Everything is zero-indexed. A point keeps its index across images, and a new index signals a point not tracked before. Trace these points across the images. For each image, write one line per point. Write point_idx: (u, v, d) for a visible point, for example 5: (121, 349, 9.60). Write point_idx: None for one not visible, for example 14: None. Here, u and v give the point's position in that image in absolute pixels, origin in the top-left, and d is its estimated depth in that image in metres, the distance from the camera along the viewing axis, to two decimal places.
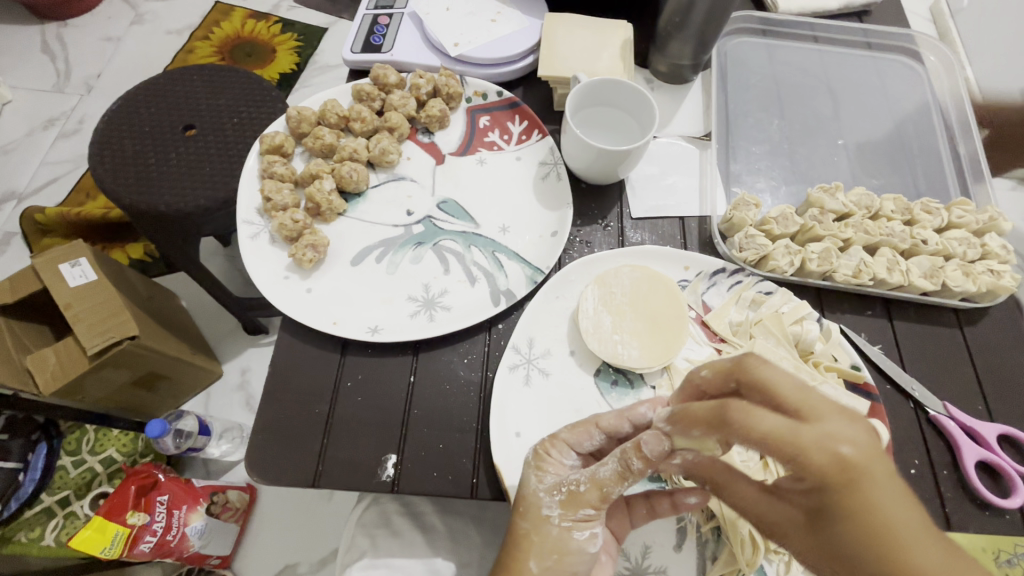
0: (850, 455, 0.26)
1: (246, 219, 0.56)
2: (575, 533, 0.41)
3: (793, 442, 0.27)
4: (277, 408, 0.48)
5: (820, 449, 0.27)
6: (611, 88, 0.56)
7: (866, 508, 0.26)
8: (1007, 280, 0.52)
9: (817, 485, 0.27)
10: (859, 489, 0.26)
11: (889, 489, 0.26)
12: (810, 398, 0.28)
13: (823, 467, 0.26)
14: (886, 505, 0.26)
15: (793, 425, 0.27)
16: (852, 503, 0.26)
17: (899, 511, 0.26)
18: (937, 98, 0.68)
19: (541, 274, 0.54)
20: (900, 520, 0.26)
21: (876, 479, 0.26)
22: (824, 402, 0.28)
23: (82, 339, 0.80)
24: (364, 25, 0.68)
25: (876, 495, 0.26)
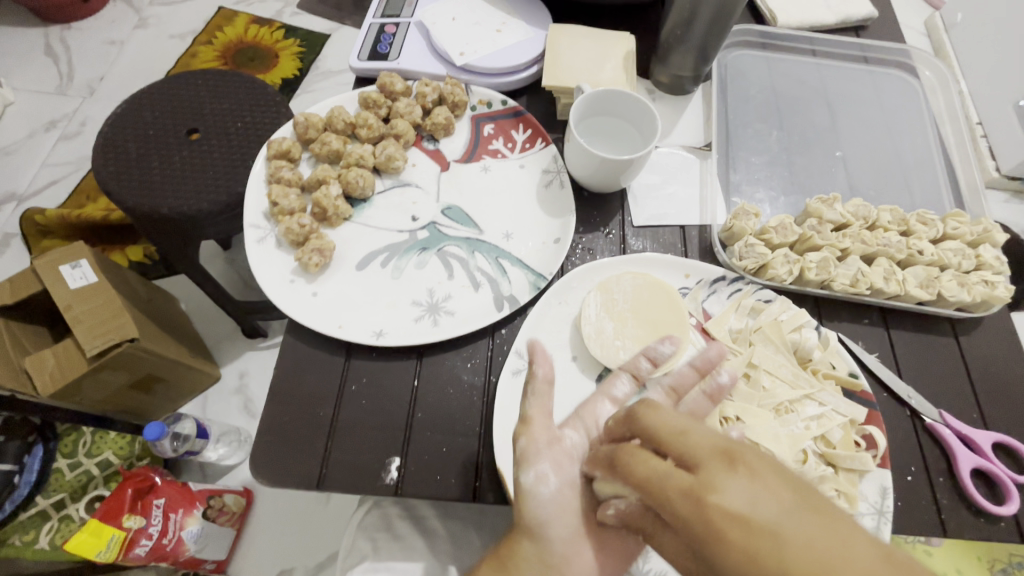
0: (731, 496, 0.23)
1: (253, 223, 0.57)
2: (521, 478, 0.38)
3: (659, 486, 0.26)
4: (282, 409, 0.49)
5: (676, 486, 0.25)
6: (613, 98, 0.57)
7: (754, 537, 0.22)
8: (1001, 290, 0.53)
9: (698, 537, 0.23)
10: (746, 526, 0.22)
11: (771, 512, 0.22)
12: (701, 446, 0.26)
13: (688, 517, 0.24)
14: (772, 530, 0.22)
15: (663, 473, 0.26)
16: (726, 537, 0.22)
17: (807, 537, 0.21)
18: (932, 111, 0.70)
19: (543, 280, 0.55)
20: (802, 546, 0.21)
21: (733, 491, 0.23)
22: (711, 445, 0.26)
23: (82, 341, 0.80)
24: (370, 34, 0.69)
25: (761, 525, 0.22)
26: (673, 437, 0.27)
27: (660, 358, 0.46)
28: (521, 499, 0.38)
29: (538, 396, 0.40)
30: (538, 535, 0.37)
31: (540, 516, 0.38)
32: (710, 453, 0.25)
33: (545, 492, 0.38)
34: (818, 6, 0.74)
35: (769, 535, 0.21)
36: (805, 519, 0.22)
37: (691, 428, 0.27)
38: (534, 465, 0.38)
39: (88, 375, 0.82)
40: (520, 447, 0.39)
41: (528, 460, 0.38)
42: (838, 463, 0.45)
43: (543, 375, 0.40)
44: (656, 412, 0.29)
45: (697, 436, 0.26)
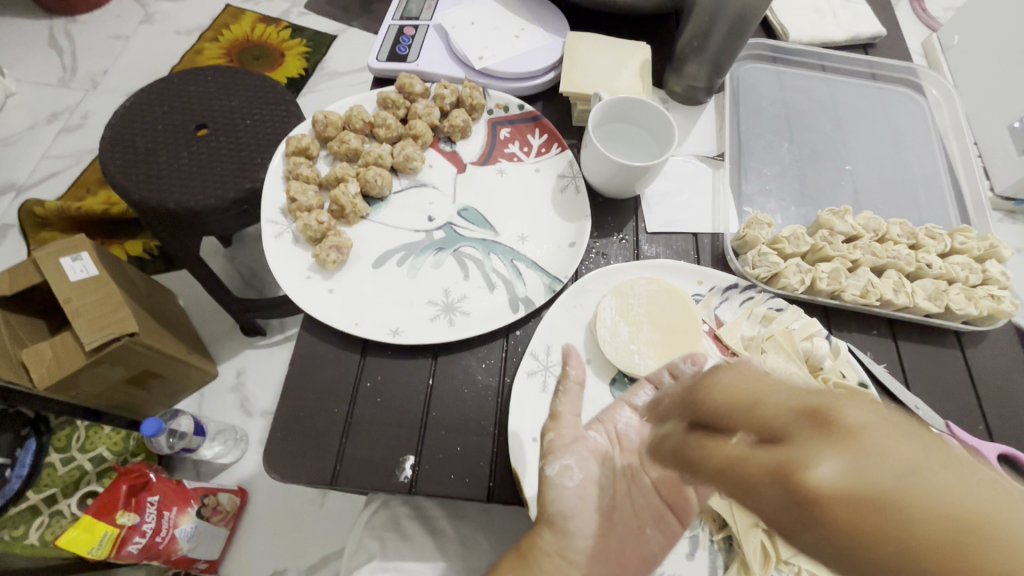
0: (834, 464, 0.19)
1: (270, 218, 0.57)
2: (547, 469, 0.42)
3: (743, 470, 0.22)
4: (296, 403, 0.49)
5: (761, 463, 0.21)
6: (631, 106, 0.58)
7: (867, 510, 0.18)
8: (1007, 305, 0.54)
9: (802, 518, 0.19)
10: (858, 498, 0.18)
11: (893, 474, 0.18)
12: (780, 414, 0.22)
13: (784, 495, 0.20)
14: (889, 493, 0.18)
15: (743, 452, 0.23)
16: (835, 515, 0.18)
17: (934, 498, 0.18)
18: (938, 128, 0.71)
19: (558, 283, 0.55)
20: (933, 501, 0.17)
21: (836, 455, 0.19)
22: (792, 411, 0.22)
23: (81, 334, 0.79)
24: (389, 35, 0.69)
25: (879, 492, 0.18)
26: (745, 409, 0.25)
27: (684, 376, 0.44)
28: (545, 489, 0.41)
29: (569, 395, 0.46)
30: (562, 529, 0.40)
31: (562, 508, 0.40)
32: (792, 419, 0.22)
33: (569, 485, 0.41)
34: (828, 23, 0.75)
35: (893, 505, 0.18)
36: (928, 473, 0.18)
37: (767, 396, 0.24)
38: (560, 457, 0.42)
39: (86, 369, 0.81)
40: (548, 441, 0.44)
41: (554, 453, 0.42)
42: None
43: (575, 376, 0.46)
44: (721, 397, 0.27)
45: (774, 405, 0.23)
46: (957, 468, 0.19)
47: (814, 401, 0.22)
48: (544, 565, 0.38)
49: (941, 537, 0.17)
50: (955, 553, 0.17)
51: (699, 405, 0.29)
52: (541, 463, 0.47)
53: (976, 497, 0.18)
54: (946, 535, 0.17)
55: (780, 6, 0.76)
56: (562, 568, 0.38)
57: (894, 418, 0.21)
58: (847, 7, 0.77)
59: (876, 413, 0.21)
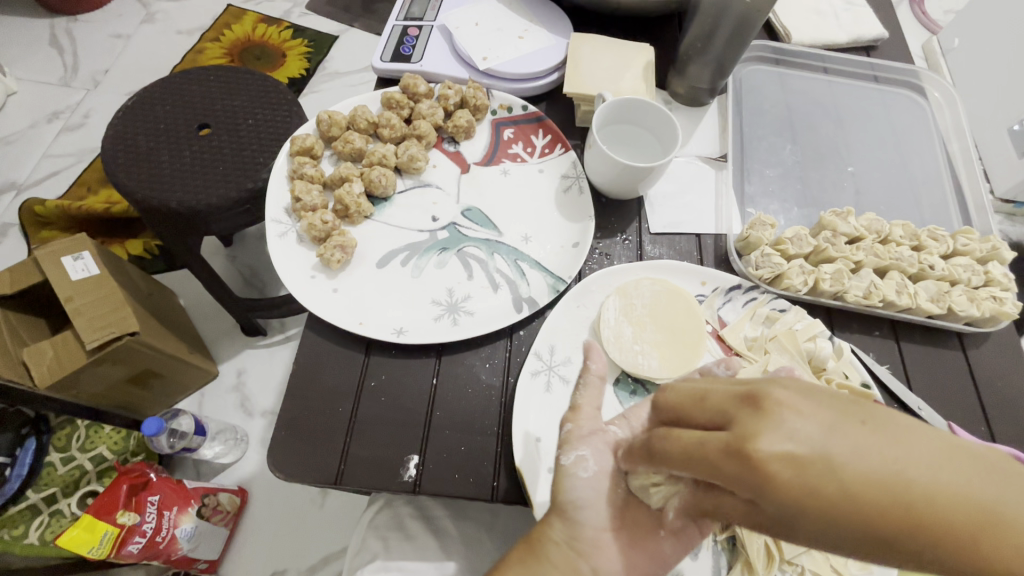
0: (775, 440, 0.23)
1: (275, 218, 0.57)
2: (562, 458, 0.42)
3: (701, 457, 0.25)
4: (301, 403, 0.49)
5: (715, 450, 0.24)
6: (636, 107, 0.59)
7: (808, 471, 0.22)
8: (1009, 307, 0.54)
9: (754, 491, 0.23)
10: (796, 464, 0.22)
11: (817, 440, 0.22)
12: (725, 402, 0.26)
13: (740, 475, 0.23)
14: (823, 455, 0.22)
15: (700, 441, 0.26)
16: (783, 480, 0.22)
17: (855, 451, 0.22)
18: (939, 129, 0.71)
19: (562, 283, 0.55)
20: (854, 458, 0.22)
21: (773, 434, 0.23)
22: (732, 399, 0.26)
23: (82, 333, 0.79)
24: (393, 36, 0.69)
25: (813, 458, 0.22)
26: (695, 406, 0.28)
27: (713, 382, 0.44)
28: (559, 477, 0.41)
29: (589, 389, 0.44)
30: (571, 519, 0.40)
31: (576, 498, 0.41)
32: (735, 405, 0.25)
33: (582, 476, 0.41)
34: (830, 25, 0.75)
35: (823, 463, 0.22)
36: (844, 432, 0.22)
37: (708, 389, 0.28)
38: (575, 447, 0.42)
39: (87, 368, 0.81)
40: (565, 431, 0.43)
41: (570, 443, 0.42)
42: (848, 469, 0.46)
43: (597, 370, 0.44)
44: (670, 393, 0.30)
45: (716, 397, 0.27)
46: (876, 417, 0.23)
47: (747, 386, 0.26)
48: (553, 556, 0.39)
49: (863, 478, 0.21)
50: (879, 487, 0.21)
51: (656, 403, 0.31)
52: (545, 463, 0.47)
53: (891, 442, 0.22)
54: (871, 482, 0.21)
55: (782, 8, 0.77)
56: (573, 559, 0.39)
57: (816, 383, 0.24)
58: (849, 9, 0.77)
59: (798, 385, 0.24)
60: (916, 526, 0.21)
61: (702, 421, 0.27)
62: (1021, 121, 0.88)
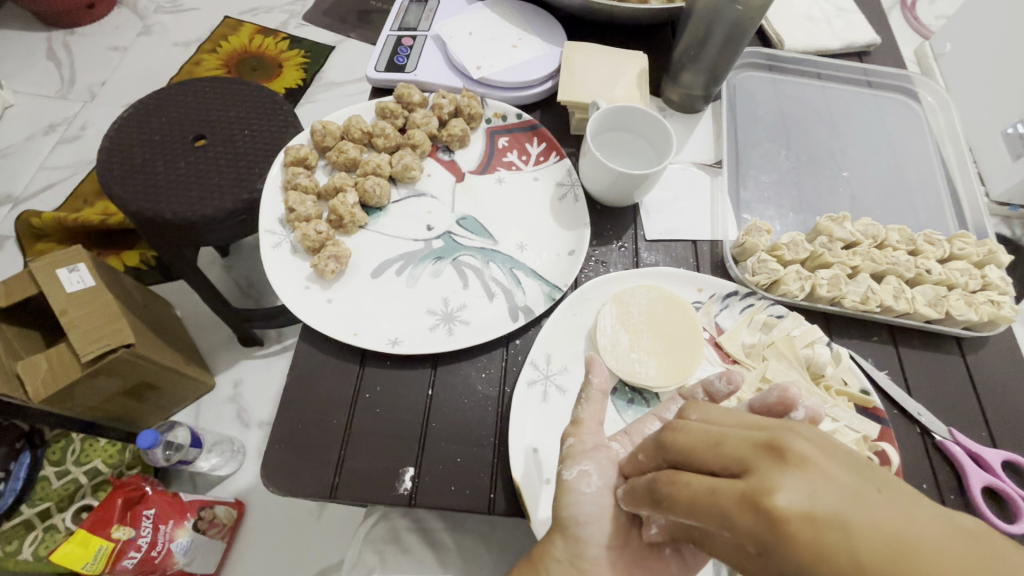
0: (794, 495, 0.24)
1: (268, 229, 0.56)
2: (565, 473, 0.41)
3: (712, 503, 0.26)
4: (295, 415, 0.48)
5: (731, 498, 0.25)
6: (630, 114, 0.58)
7: (821, 528, 0.22)
8: (1007, 310, 0.53)
9: (766, 545, 0.24)
10: (811, 522, 0.23)
11: (836, 502, 0.23)
12: (744, 451, 0.27)
13: (755, 525, 0.24)
14: (837, 516, 0.23)
15: (713, 488, 0.26)
16: (801, 539, 0.23)
17: (870, 517, 0.23)
18: (932, 132, 0.72)
19: (558, 291, 0.55)
20: (869, 523, 0.23)
21: (793, 489, 0.24)
22: (751, 445, 0.27)
23: (77, 347, 0.78)
24: (387, 46, 0.69)
25: (829, 516, 0.23)
26: (709, 450, 0.28)
27: (716, 397, 0.43)
28: (562, 493, 0.41)
29: (591, 404, 0.43)
30: (569, 532, 0.40)
31: (578, 513, 0.40)
32: (756, 454, 0.26)
33: (585, 491, 0.40)
34: (823, 31, 0.76)
35: (838, 525, 0.22)
36: (863, 501, 0.23)
37: (724, 433, 0.29)
38: (578, 462, 0.41)
39: (83, 381, 0.80)
40: (568, 446, 0.42)
41: (573, 458, 0.41)
42: None
43: (598, 385, 0.44)
44: (681, 435, 0.31)
45: (732, 443, 0.28)
46: (886, 488, 0.24)
47: (768, 435, 0.27)
48: (554, 572, 0.38)
49: (877, 551, 0.22)
50: (893, 561, 0.22)
51: (666, 444, 0.31)
52: (543, 474, 0.47)
53: (914, 527, 0.23)
54: (884, 551, 0.22)
55: (774, 15, 0.77)
56: (572, 575, 0.39)
57: (833, 446, 0.26)
58: (842, 15, 0.77)
59: (817, 444, 0.26)
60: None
61: (716, 466, 0.28)
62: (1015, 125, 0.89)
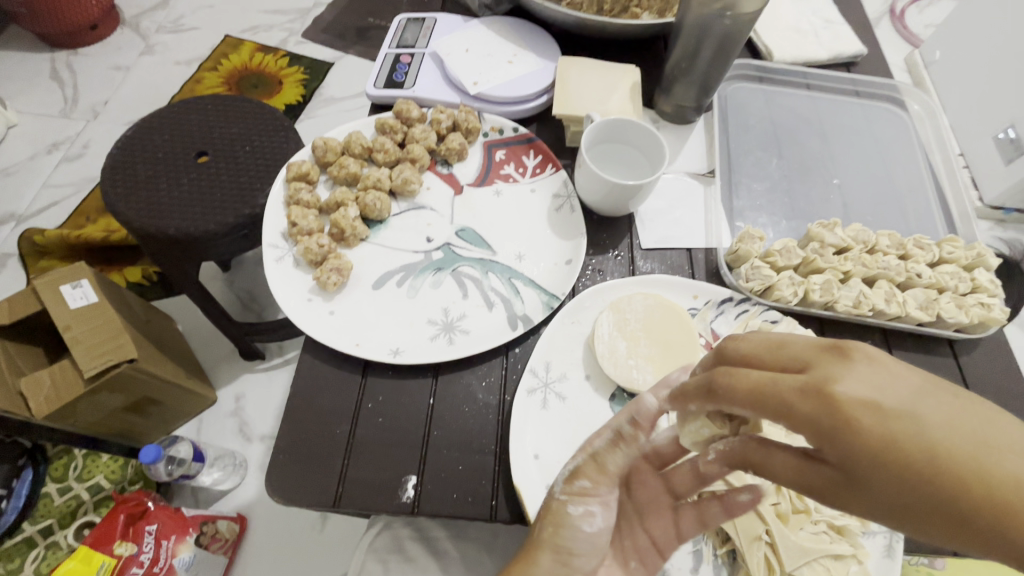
0: (858, 386, 0.27)
1: (271, 243, 0.58)
2: (570, 507, 0.42)
3: (770, 394, 0.28)
4: (299, 425, 0.49)
5: (792, 387, 0.28)
6: (624, 127, 0.60)
7: (885, 415, 0.26)
8: (997, 312, 0.54)
9: (827, 432, 0.26)
10: (875, 410, 0.26)
11: (903, 398, 0.26)
12: (808, 352, 0.30)
13: (817, 410, 0.27)
14: (902, 409, 0.26)
15: (772, 379, 0.29)
16: (866, 421, 0.26)
17: (938, 416, 0.26)
18: (921, 137, 0.73)
19: (556, 300, 0.56)
20: (935, 422, 0.25)
21: (857, 380, 0.27)
22: (818, 349, 0.29)
23: (81, 362, 0.79)
24: (386, 64, 0.71)
25: (893, 407, 0.26)
26: (772, 355, 0.31)
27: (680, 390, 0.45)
28: (562, 526, 0.42)
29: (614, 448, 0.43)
30: None
31: (573, 547, 0.43)
32: (820, 354, 0.29)
33: (584, 528, 0.42)
34: (810, 43, 0.78)
35: (906, 416, 0.26)
36: (932, 400, 0.26)
37: (787, 339, 0.31)
38: (585, 502, 0.42)
39: (85, 397, 0.81)
40: (578, 482, 0.43)
41: (582, 496, 0.42)
42: None
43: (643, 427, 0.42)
44: (741, 343, 0.33)
45: (797, 346, 0.30)
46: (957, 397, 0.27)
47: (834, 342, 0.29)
48: None
49: (945, 444, 0.25)
50: (961, 458, 0.24)
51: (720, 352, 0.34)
52: (544, 480, 0.47)
53: (973, 427, 0.25)
54: (951, 448, 0.25)
55: (763, 28, 0.79)
56: None
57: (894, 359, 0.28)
58: (828, 27, 0.79)
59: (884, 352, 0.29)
60: (983, 500, 0.24)
61: (774, 367, 0.31)
62: (1005, 130, 0.98)
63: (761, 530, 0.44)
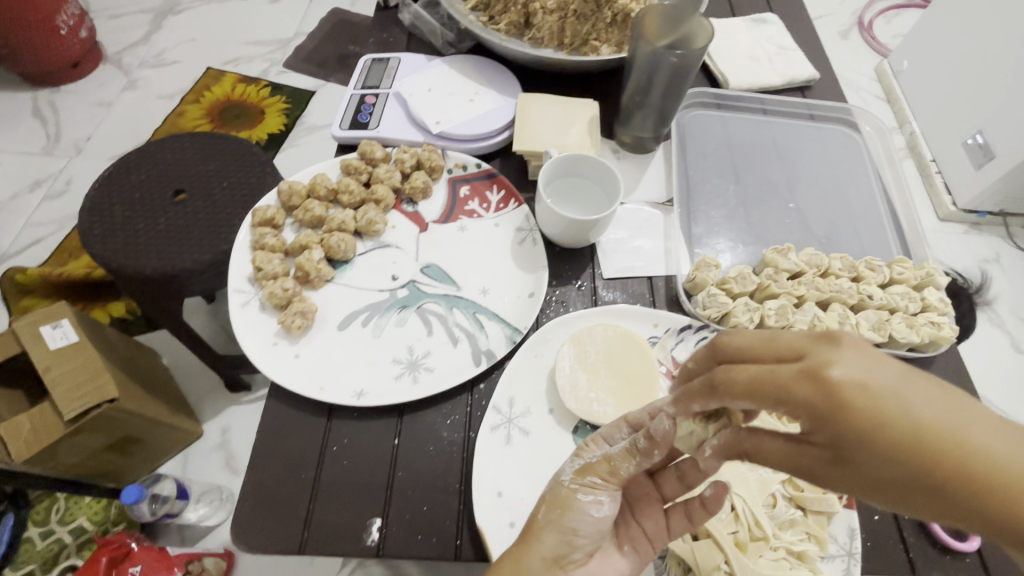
0: (848, 369, 0.28)
1: (237, 288, 0.59)
2: (580, 495, 0.43)
3: (773, 381, 0.30)
4: (264, 471, 0.50)
5: (790, 374, 0.30)
6: (580, 162, 0.62)
7: (871, 398, 0.27)
8: (947, 331, 0.56)
9: (824, 414, 0.28)
10: (864, 392, 0.27)
11: (891, 380, 0.28)
12: (799, 340, 0.31)
13: (811, 395, 0.29)
14: (889, 392, 0.27)
15: (771, 369, 0.31)
16: (857, 403, 0.27)
17: (920, 399, 0.27)
18: (873, 158, 0.76)
19: (519, 334, 0.57)
20: (917, 403, 0.27)
21: (849, 364, 0.28)
22: (807, 337, 0.31)
23: (60, 404, 0.80)
24: (351, 105, 0.73)
25: (881, 390, 0.27)
26: (765, 345, 0.33)
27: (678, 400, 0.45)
28: (568, 510, 0.43)
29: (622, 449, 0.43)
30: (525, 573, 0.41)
31: (577, 529, 0.43)
32: (810, 342, 0.31)
33: (592, 515, 0.43)
34: (765, 69, 0.80)
35: (896, 399, 0.27)
36: (915, 384, 0.28)
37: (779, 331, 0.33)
38: (595, 491, 0.43)
39: (65, 439, 0.80)
40: (586, 473, 0.44)
41: (592, 486, 0.44)
42: (807, 505, 0.48)
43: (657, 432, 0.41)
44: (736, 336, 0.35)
45: (788, 336, 0.32)
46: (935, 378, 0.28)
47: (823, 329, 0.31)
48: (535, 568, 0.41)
49: (926, 424, 0.27)
50: (938, 437, 0.26)
51: (717, 346, 0.37)
52: (507, 518, 0.48)
53: (952, 406, 0.27)
54: (931, 427, 0.27)
55: (720, 55, 0.81)
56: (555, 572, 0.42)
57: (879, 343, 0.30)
58: (783, 53, 0.82)
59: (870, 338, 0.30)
60: (953, 473, 0.26)
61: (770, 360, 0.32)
62: (974, 135, 1.01)
63: (720, 560, 0.45)
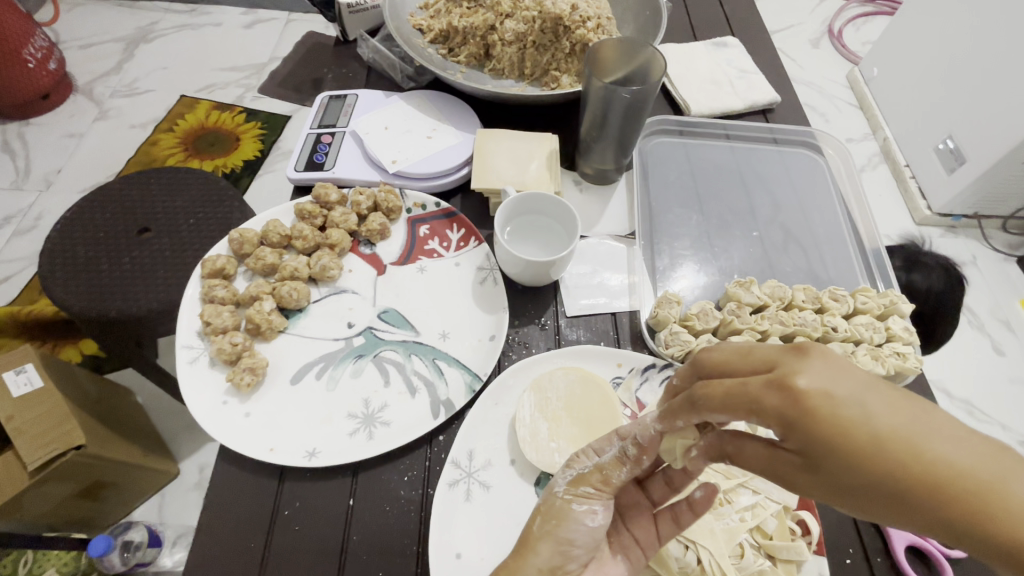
0: (813, 377, 0.27)
1: (186, 343, 0.56)
2: (574, 505, 0.42)
3: (740, 393, 0.29)
4: (214, 538, 0.48)
5: (758, 383, 0.28)
6: (539, 200, 0.61)
7: (835, 406, 0.26)
8: (912, 362, 0.55)
9: (789, 422, 0.27)
10: (827, 399, 0.26)
11: (854, 389, 0.26)
12: (770, 350, 0.30)
13: (777, 403, 0.27)
14: (853, 400, 0.26)
15: (741, 380, 0.29)
16: (820, 411, 0.26)
17: (886, 409, 0.26)
18: (837, 181, 0.75)
19: (479, 381, 0.55)
20: (883, 412, 0.25)
21: (815, 373, 0.27)
22: (779, 347, 0.29)
23: (22, 454, 0.74)
24: (307, 145, 0.72)
25: (842, 398, 0.26)
26: (740, 359, 0.31)
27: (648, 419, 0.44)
28: (563, 521, 0.42)
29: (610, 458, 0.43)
30: None
31: (572, 539, 0.42)
32: (780, 352, 0.29)
33: (587, 525, 0.42)
34: (727, 93, 0.79)
35: (858, 408, 0.26)
36: (882, 393, 0.26)
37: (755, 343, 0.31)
38: (588, 499, 0.43)
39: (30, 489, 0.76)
40: (579, 482, 0.43)
41: (584, 495, 0.43)
42: (777, 554, 0.46)
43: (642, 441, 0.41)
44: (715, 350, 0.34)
45: (762, 348, 0.30)
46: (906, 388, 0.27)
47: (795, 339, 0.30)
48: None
49: (890, 433, 0.25)
50: (898, 448, 0.25)
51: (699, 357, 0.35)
52: None
53: (919, 416, 0.25)
54: (896, 437, 0.25)
55: (683, 80, 0.80)
56: None
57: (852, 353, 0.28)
58: (744, 76, 0.81)
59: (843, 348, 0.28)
60: (919, 484, 0.24)
61: (747, 372, 0.31)
62: (945, 141, 1.01)
63: None
